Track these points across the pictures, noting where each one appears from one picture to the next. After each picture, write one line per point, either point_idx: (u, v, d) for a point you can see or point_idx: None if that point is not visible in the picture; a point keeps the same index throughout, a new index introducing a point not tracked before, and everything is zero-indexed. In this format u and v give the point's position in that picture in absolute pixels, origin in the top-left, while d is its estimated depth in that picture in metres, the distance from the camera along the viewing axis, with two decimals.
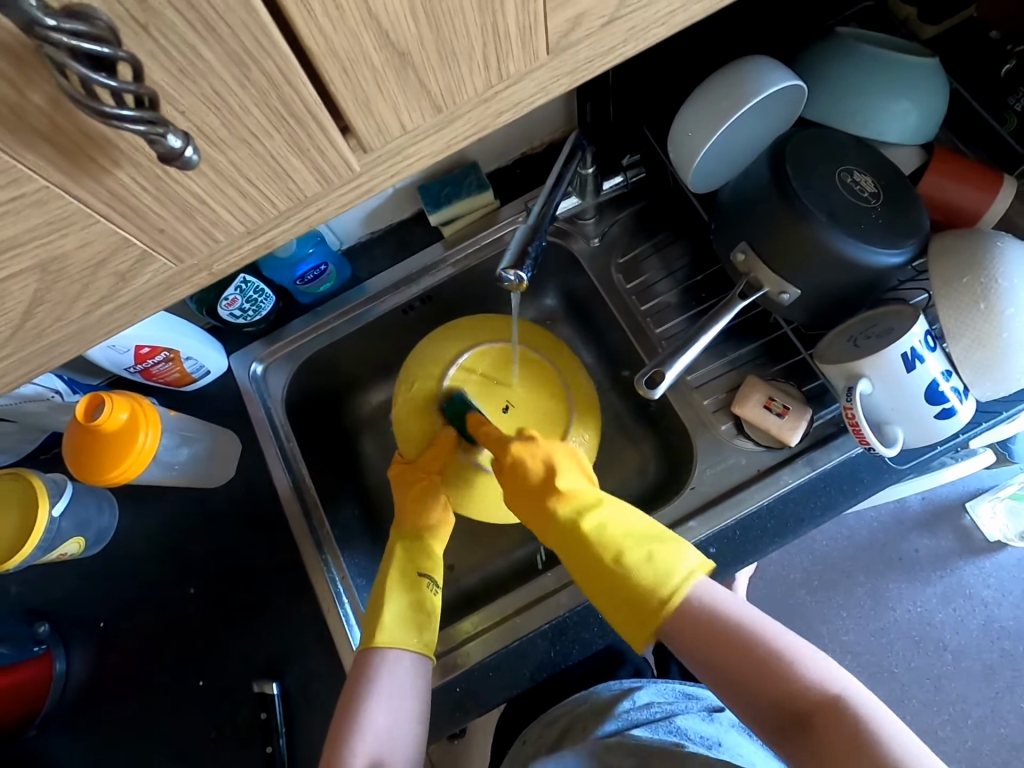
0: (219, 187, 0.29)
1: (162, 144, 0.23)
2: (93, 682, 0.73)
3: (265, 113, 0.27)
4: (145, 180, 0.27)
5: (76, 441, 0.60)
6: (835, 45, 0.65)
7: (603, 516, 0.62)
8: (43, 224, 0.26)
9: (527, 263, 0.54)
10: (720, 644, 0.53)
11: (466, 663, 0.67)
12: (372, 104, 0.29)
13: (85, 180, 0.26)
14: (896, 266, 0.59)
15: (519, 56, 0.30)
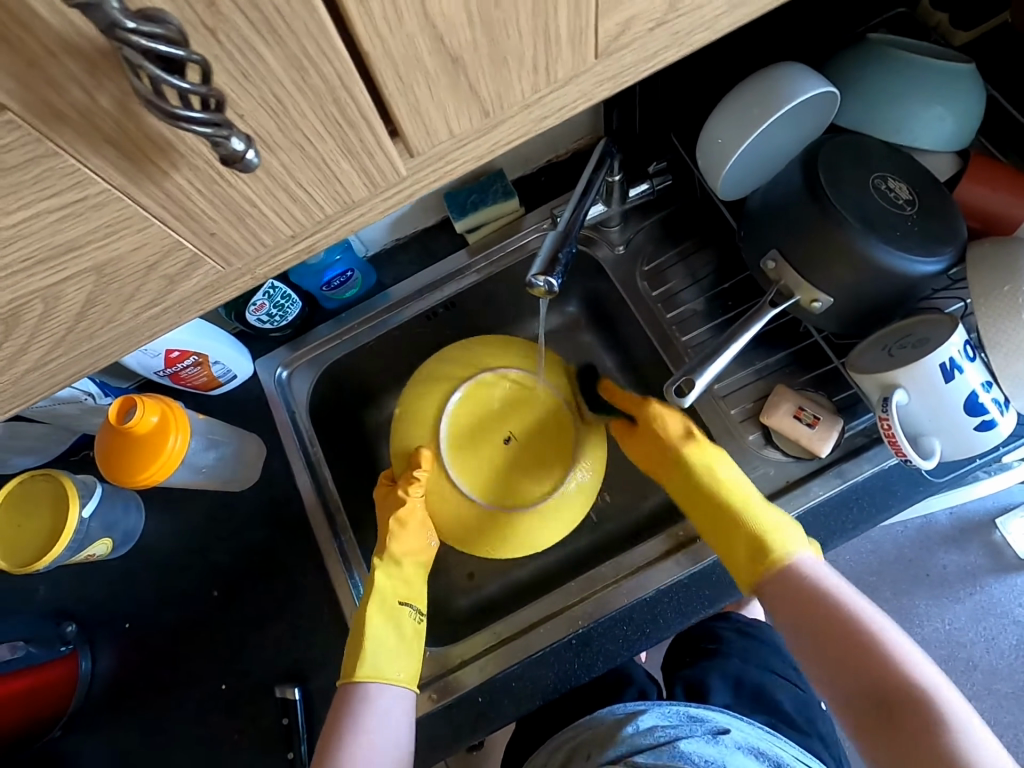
0: (271, 191, 0.29)
1: (226, 146, 0.23)
2: (118, 683, 0.73)
3: (320, 116, 0.27)
4: (201, 183, 0.27)
5: (109, 444, 0.61)
6: (868, 51, 0.64)
7: (716, 469, 0.68)
8: (101, 227, 0.27)
9: (557, 269, 0.54)
10: (816, 616, 0.59)
11: (488, 674, 0.67)
12: (422, 107, 0.29)
13: (144, 182, 0.26)
14: (932, 275, 0.58)
15: (568, 60, 0.30)
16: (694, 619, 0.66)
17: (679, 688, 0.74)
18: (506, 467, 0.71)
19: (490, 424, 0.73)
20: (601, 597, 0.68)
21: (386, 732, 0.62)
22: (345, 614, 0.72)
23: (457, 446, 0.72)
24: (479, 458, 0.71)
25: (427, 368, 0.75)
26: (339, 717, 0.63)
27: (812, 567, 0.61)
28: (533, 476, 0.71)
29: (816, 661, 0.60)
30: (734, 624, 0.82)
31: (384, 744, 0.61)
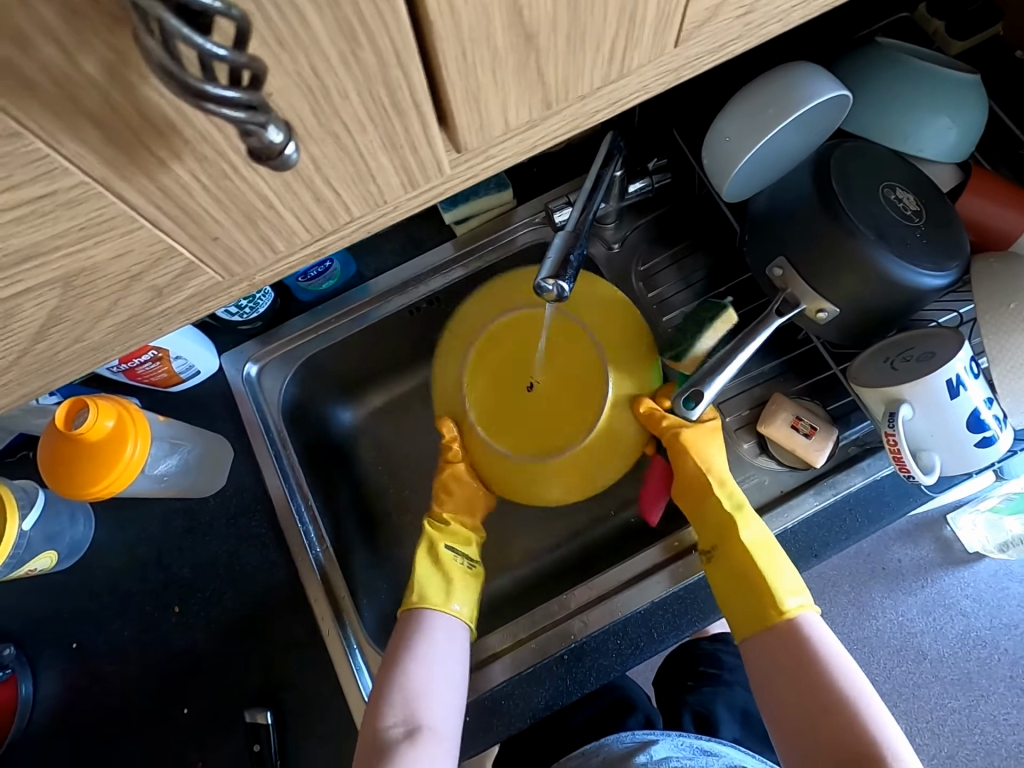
0: (292, 188, 0.25)
1: (260, 137, 0.19)
2: (63, 709, 0.67)
3: (365, 100, 0.22)
4: (207, 177, 0.23)
5: (55, 450, 0.54)
6: (879, 55, 0.62)
7: (748, 519, 0.63)
8: (73, 230, 0.22)
9: (568, 272, 0.51)
10: (809, 689, 0.58)
11: (479, 691, 0.64)
12: (481, 95, 0.25)
13: (133, 175, 0.22)
14: (937, 289, 0.58)
15: (647, 47, 0.27)
16: (688, 632, 0.65)
17: (688, 716, 0.74)
18: (532, 418, 0.68)
19: (511, 372, 0.69)
20: (589, 613, 0.65)
21: (444, 661, 0.61)
22: (321, 631, 0.67)
23: (485, 403, 0.69)
24: (502, 416, 0.69)
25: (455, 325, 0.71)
26: (396, 649, 0.63)
27: (815, 633, 0.60)
28: (563, 424, 0.67)
29: (796, 733, 0.58)
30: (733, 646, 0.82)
31: (437, 674, 0.61)
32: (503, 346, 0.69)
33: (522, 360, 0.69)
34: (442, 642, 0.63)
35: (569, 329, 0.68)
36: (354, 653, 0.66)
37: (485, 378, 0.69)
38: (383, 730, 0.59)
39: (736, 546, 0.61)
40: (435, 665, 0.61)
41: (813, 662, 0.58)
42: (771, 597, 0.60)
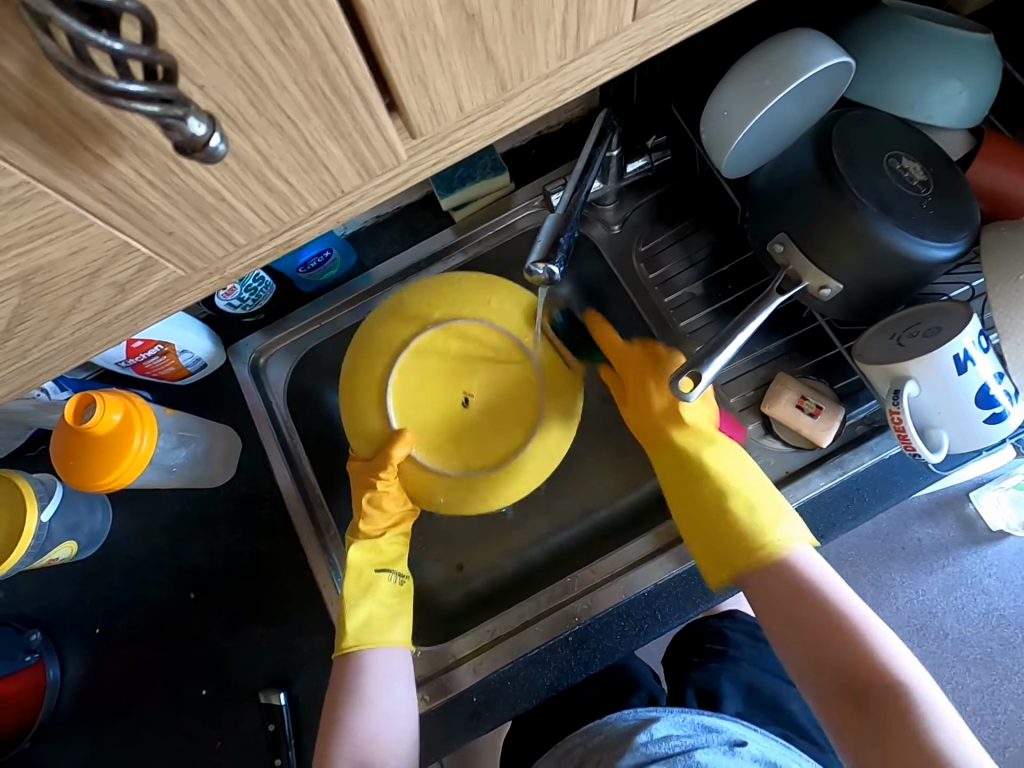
0: (241, 180, 0.25)
1: (182, 129, 0.19)
2: (88, 691, 0.70)
3: (304, 89, 0.22)
4: (152, 173, 0.23)
5: (67, 444, 0.56)
6: (886, 18, 0.59)
7: (717, 455, 0.63)
8: (23, 229, 0.22)
9: (558, 256, 0.51)
10: (809, 610, 0.57)
11: (468, 682, 0.65)
12: (428, 79, 0.25)
13: (75, 173, 0.22)
14: (945, 261, 0.56)
15: (602, 21, 0.26)
16: (693, 613, 0.65)
17: (691, 692, 0.75)
18: (469, 428, 0.64)
19: (442, 383, 0.65)
20: (595, 594, 0.66)
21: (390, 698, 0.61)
22: (331, 615, 0.69)
23: (413, 423, 0.64)
24: (431, 416, 0.65)
25: (359, 343, 0.66)
26: (344, 684, 0.62)
27: (808, 563, 0.58)
28: (505, 430, 0.64)
29: (803, 660, 0.56)
30: (742, 626, 0.83)
31: (384, 708, 0.61)
32: (439, 339, 0.65)
33: (454, 358, 0.65)
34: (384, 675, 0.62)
35: (485, 327, 0.65)
36: None
37: (408, 395, 0.65)
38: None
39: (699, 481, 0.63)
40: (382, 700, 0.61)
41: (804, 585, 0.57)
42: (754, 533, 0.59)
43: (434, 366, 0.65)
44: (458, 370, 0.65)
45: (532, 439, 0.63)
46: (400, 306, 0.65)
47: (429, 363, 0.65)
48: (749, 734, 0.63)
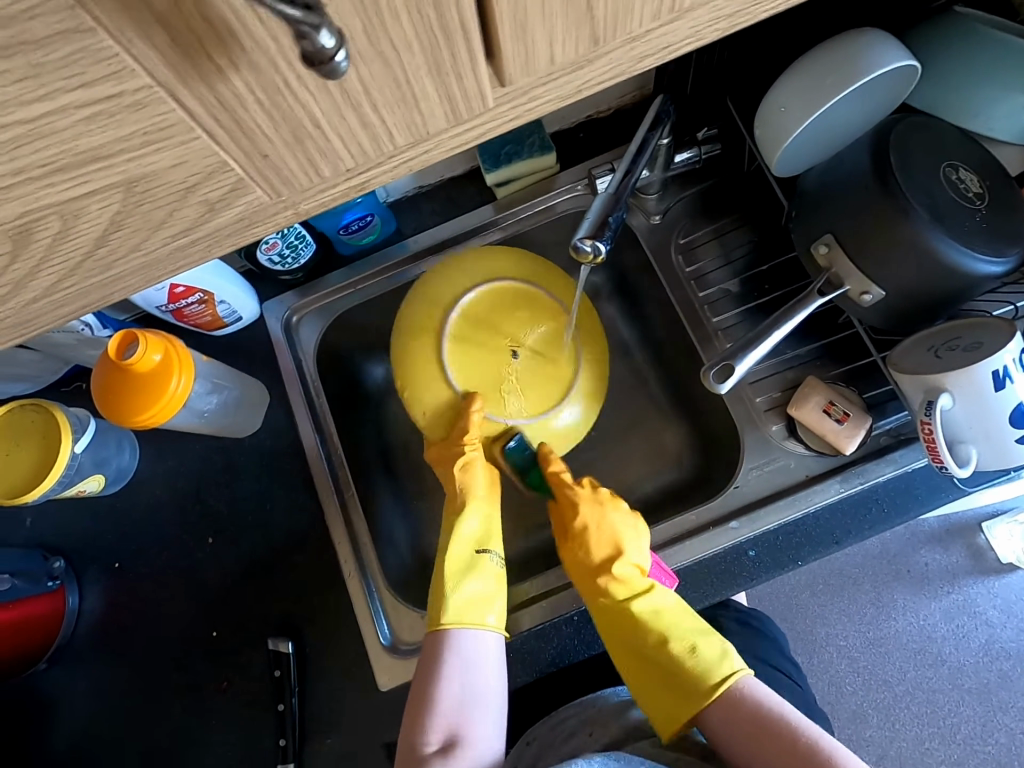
0: (340, 110, 0.26)
1: (312, 40, 0.20)
2: (103, 622, 0.72)
3: (415, 20, 0.23)
4: (261, 91, 0.24)
5: (107, 379, 0.58)
6: (955, 24, 0.58)
7: (653, 604, 0.63)
8: (137, 134, 0.24)
9: (606, 234, 0.51)
10: (770, 750, 0.56)
11: (524, 626, 0.67)
12: (529, 27, 0.25)
13: (194, 83, 0.23)
14: (993, 276, 0.55)
15: None
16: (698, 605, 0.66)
17: None
18: (520, 379, 0.67)
19: (490, 336, 0.67)
20: None
21: (480, 684, 0.61)
22: (343, 571, 0.70)
23: (473, 383, 0.67)
24: (482, 361, 0.67)
25: (404, 311, 0.68)
26: (433, 657, 0.62)
27: (757, 694, 0.58)
28: (551, 381, 0.67)
29: None
30: (734, 612, 0.82)
31: (474, 686, 0.61)
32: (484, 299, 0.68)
33: (499, 314, 0.68)
34: (476, 655, 0.62)
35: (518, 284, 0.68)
36: (373, 597, 0.68)
37: (461, 350, 0.67)
38: (419, 743, 0.60)
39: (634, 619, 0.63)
40: (469, 682, 0.61)
41: (764, 718, 0.56)
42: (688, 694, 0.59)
43: (479, 322, 0.67)
44: (504, 326, 0.67)
45: (573, 390, 0.67)
46: (451, 268, 0.69)
47: (474, 317, 0.67)
48: None
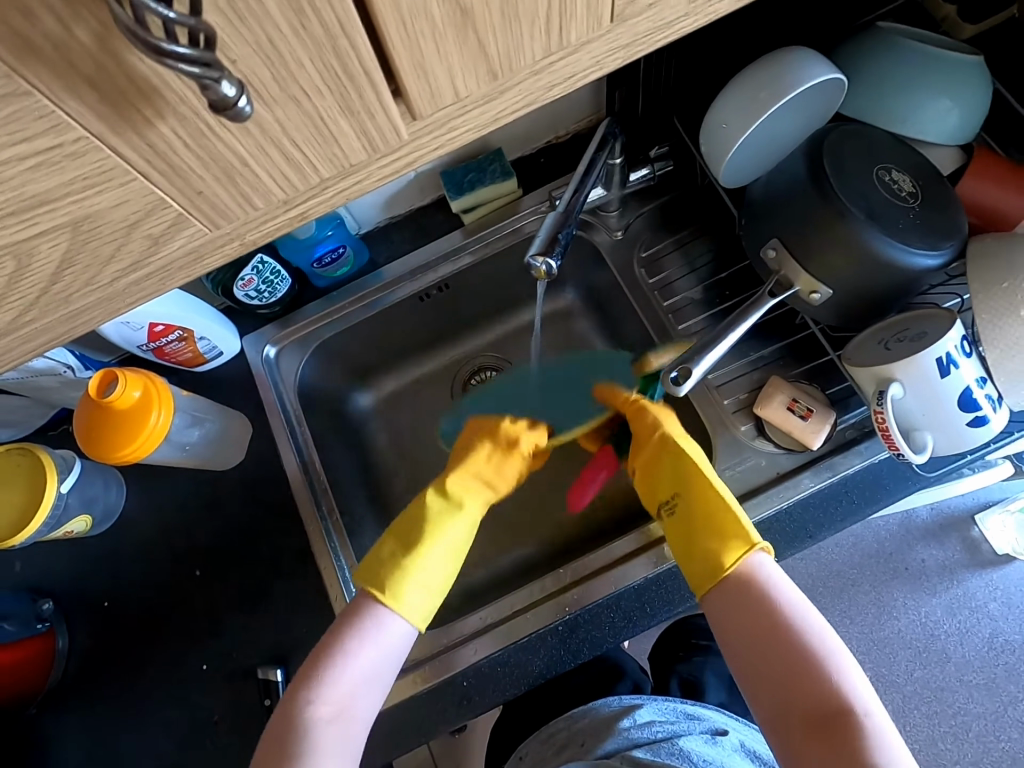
0: (263, 148, 0.28)
1: (216, 90, 0.22)
2: (94, 662, 0.72)
3: (319, 68, 0.26)
4: (187, 135, 0.26)
5: (88, 417, 0.59)
6: (875, 40, 0.62)
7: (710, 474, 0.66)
8: (78, 179, 0.26)
9: (556, 250, 0.54)
10: (766, 642, 0.58)
11: (471, 659, 0.66)
12: (427, 66, 0.28)
13: (124, 131, 0.25)
14: (932, 269, 0.58)
15: (582, 20, 0.29)
16: (681, 609, 0.66)
17: (675, 682, 0.79)
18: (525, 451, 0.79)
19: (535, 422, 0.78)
20: (587, 585, 0.67)
21: (383, 658, 0.60)
22: (329, 595, 0.71)
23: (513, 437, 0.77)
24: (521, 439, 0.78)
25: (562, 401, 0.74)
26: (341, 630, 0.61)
27: (770, 582, 0.59)
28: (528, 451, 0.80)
29: (760, 678, 0.58)
30: None
31: (373, 666, 0.60)
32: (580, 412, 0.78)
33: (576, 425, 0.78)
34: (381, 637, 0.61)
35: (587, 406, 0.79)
36: None
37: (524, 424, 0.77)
38: (309, 703, 0.59)
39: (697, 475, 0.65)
40: (367, 659, 0.60)
41: (777, 624, 0.58)
42: (735, 529, 0.60)
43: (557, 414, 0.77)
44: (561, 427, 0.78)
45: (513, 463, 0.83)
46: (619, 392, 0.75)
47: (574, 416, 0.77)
48: (731, 722, 0.65)
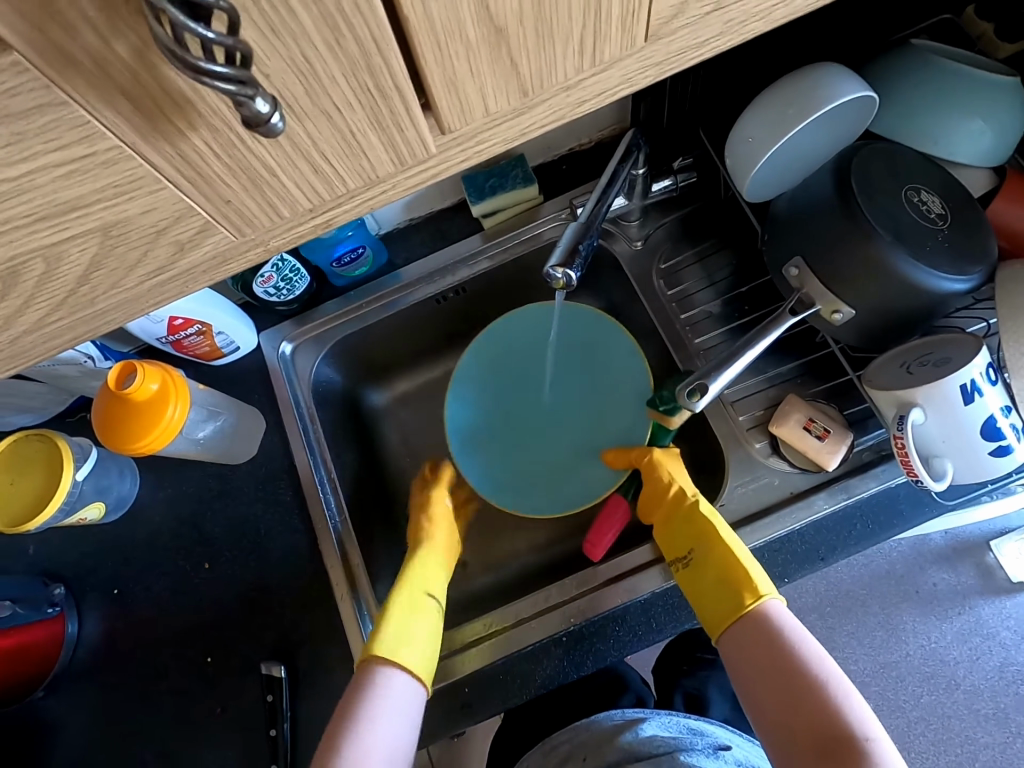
0: (292, 159, 0.29)
1: (250, 107, 0.23)
2: (101, 648, 0.73)
3: (352, 84, 0.26)
4: (219, 146, 0.27)
5: (106, 409, 0.60)
6: (908, 57, 0.61)
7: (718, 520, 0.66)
8: (110, 187, 0.26)
9: (576, 262, 0.54)
10: (774, 672, 0.59)
11: (472, 667, 0.66)
12: (459, 82, 0.28)
13: (157, 141, 0.26)
14: (958, 294, 0.57)
15: (617, 40, 0.29)
16: (687, 624, 0.66)
17: (679, 696, 0.79)
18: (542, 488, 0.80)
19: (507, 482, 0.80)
20: (593, 597, 0.67)
21: (403, 720, 0.59)
22: (335, 594, 0.71)
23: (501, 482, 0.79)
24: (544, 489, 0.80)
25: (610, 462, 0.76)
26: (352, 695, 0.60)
27: (780, 616, 0.61)
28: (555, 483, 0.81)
29: (768, 707, 0.59)
30: None
31: (392, 722, 0.58)
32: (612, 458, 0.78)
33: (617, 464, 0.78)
34: (395, 694, 0.60)
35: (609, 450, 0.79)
36: (365, 620, 0.70)
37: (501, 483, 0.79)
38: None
39: (704, 527, 0.65)
40: (386, 718, 0.58)
41: (785, 654, 0.59)
42: (745, 580, 0.61)
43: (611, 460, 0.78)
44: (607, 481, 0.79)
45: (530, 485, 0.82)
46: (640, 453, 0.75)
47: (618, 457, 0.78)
48: (734, 739, 0.64)
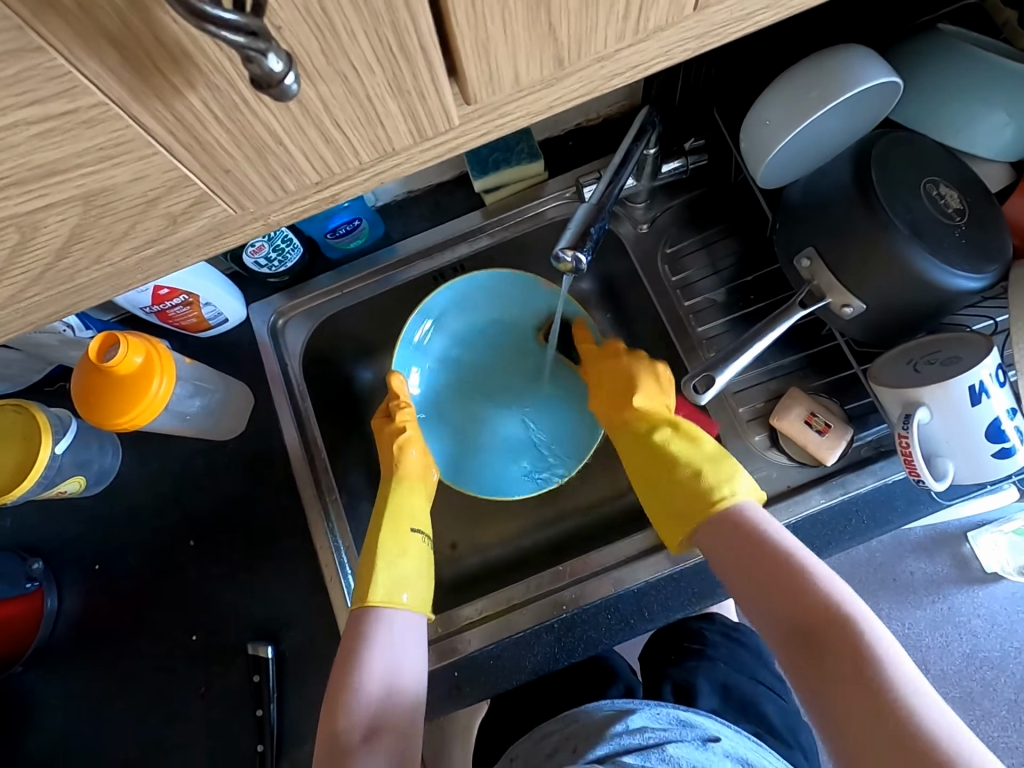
0: (301, 127, 0.26)
1: (261, 64, 0.20)
2: (82, 624, 0.71)
3: (373, 43, 0.23)
4: (219, 108, 0.24)
5: (87, 382, 0.57)
6: (934, 40, 0.59)
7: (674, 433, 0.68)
8: (95, 150, 0.24)
9: (587, 244, 0.52)
10: (752, 561, 0.57)
11: (466, 649, 0.66)
12: (490, 46, 0.25)
13: (150, 100, 0.23)
14: (970, 292, 0.56)
15: (664, 8, 0.27)
16: (679, 615, 0.66)
17: (668, 687, 0.77)
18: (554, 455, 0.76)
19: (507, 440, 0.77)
20: (584, 585, 0.67)
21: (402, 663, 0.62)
22: (325, 576, 0.70)
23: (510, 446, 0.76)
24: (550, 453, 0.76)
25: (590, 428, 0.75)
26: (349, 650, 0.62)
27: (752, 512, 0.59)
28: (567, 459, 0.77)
29: (752, 598, 0.56)
30: (719, 625, 0.85)
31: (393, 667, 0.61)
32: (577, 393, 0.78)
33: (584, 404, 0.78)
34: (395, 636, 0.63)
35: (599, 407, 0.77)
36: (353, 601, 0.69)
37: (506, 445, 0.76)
38: (343, 730, 0.59)
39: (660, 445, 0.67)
40: (389, 664, 0.61)
41: (761, 542, 0.57)
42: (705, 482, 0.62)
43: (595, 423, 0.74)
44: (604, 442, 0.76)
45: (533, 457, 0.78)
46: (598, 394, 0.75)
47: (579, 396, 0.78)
48: (723, 730, 0.64)
